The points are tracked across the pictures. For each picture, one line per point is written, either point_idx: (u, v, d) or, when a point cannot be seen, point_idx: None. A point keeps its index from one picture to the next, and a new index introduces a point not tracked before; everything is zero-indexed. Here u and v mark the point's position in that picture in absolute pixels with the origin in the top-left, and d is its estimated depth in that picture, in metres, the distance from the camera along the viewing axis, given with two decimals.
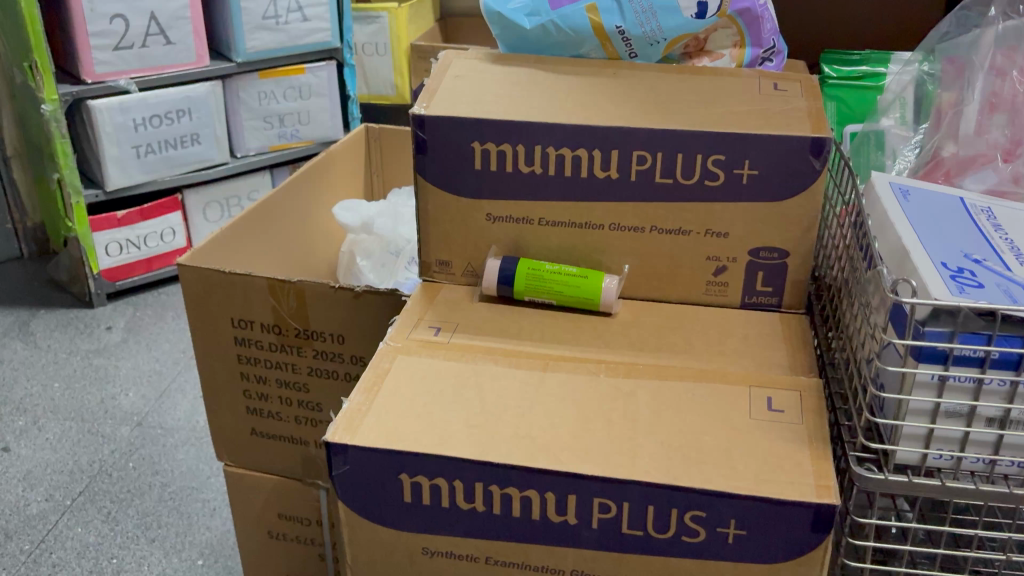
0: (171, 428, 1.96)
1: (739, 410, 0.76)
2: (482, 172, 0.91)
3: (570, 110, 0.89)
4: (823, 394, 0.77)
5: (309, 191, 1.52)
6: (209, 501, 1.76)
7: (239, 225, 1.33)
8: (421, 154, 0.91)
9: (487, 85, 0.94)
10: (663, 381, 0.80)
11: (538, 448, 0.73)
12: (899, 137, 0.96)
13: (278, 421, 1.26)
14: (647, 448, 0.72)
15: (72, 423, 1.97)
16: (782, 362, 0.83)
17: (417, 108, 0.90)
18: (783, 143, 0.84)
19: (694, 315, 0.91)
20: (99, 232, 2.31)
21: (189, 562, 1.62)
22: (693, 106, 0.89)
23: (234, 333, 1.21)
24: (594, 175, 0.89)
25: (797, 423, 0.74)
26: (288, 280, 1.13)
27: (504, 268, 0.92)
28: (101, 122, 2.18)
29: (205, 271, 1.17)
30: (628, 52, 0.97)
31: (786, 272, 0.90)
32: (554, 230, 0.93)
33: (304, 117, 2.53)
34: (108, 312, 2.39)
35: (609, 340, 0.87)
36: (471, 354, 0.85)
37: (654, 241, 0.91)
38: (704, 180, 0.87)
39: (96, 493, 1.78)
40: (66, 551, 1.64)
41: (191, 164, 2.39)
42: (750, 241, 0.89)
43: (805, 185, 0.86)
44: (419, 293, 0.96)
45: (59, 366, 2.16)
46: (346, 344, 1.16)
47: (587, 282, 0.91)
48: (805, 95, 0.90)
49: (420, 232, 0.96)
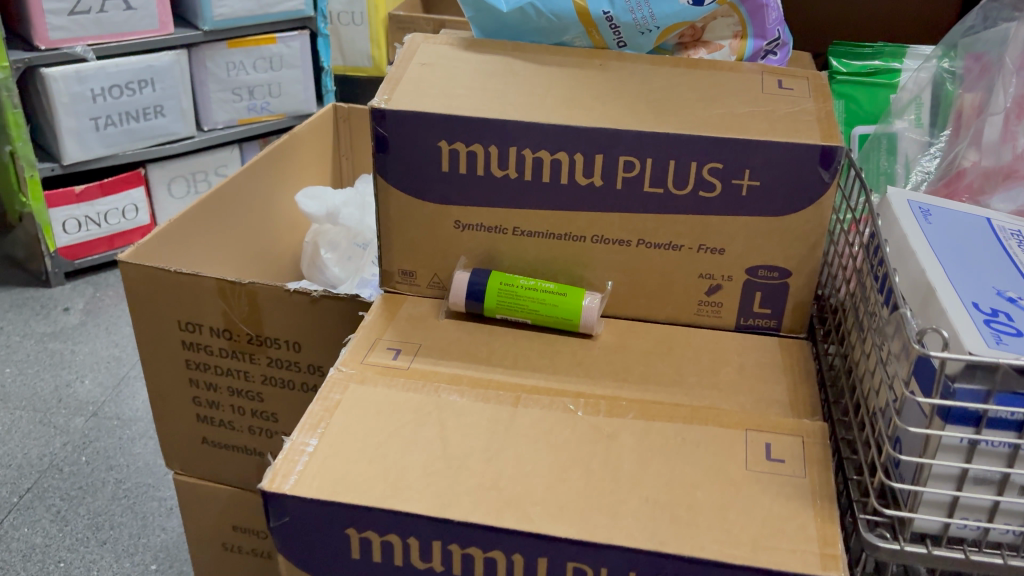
0: (129, 420, 1.85)
1: (734, 458, 0.67)
2: (450, 175, 0.81)
3: (551, 108, 0.79)
4: (828, 441, 0.69)
5: (272, 175, 1.41)
6: (166, 500, 1.67)
7: (194, 214, 1.22)
8: (383, 152, 0.81)
9: (457, 75, 0.84)
10: (650, 421, 0.71)
11: (506, 501, 0.64)
12: (915, 141, 0.87)
13: (231, 430, 1.16)
14: (630, 504, 0.64)
15: (23, 412, 1.87)
16: (783, 399, 0.74)
17: (378, 101, 0.80)
18: (790, 151, 0.74)
19: (685, 339, 0.82)
20: (55, 208, 2.18)
21: (141, 566, 1.53)
22: (688, 106, 0.79)
23: (182, 336, 1.11)
24: (576, 181, 0.79)
25: (799, 477, 0.65)
26: (240, 282, 1.04)
27: (474, 282, 0.82)
28: (56, 92, 2.04)
29: (148, 269, 1.06)
30: (616, 41, 0.86)
31: (786, 294, 0.81)
32: (530, 240, 0.83)
33: (275, 89, 2.41)
34: (66, 293, 2.27)
35: (590, 368, 0.78)
36: (434, 383, 0.76)
37: (641, 256, 0.82)
38: (699, 191, 0.77)
39: (46, 490, 1.68)
40: (11, 553, 1.55)
41: (154, 137, 2.27)
42: (749, 259, 0.80)
43: (812, 198, 0.76)
44: (379, 306, 0.86)
45: (12, 351, 2.05)
46: (303, 352, 1.07)
47: (566, 300, 0.81)
48: (814, 95, 0.81)
49: (381, 238, 0.86)
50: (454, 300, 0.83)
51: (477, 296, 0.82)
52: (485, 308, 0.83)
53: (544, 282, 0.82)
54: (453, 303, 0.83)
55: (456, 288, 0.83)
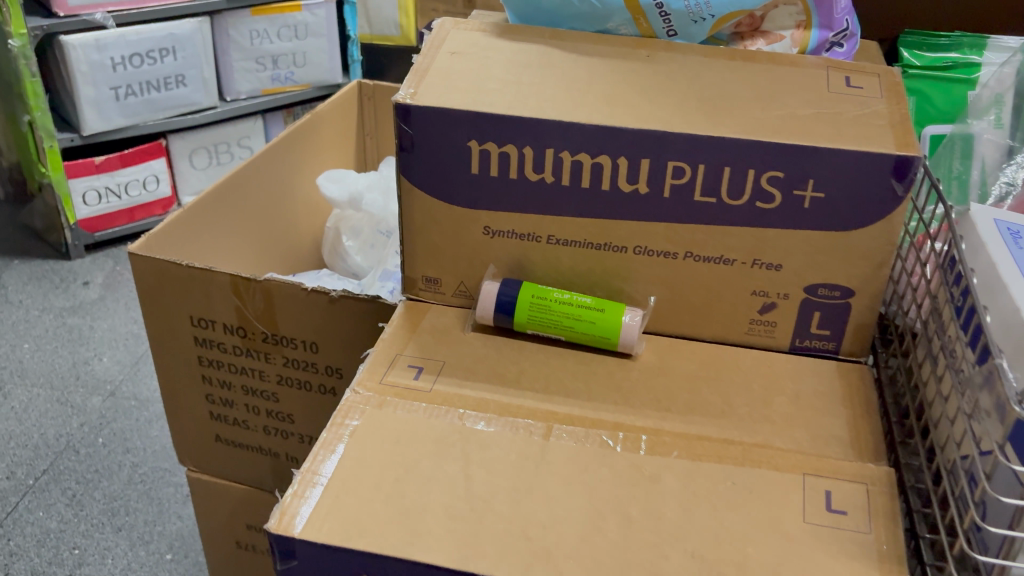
0: (146, 400, 1.82)
1: (790, 508, 0.60)
2: (480, 178, 0.74)
3: (592, 106, 0.72)
4: (897, 490, 0.62)
5: (294, 156, 1.34)
6: (182, 486, 1.63)
7: (211, 201, 1.16)
8: (407, 151, 0.74)
9: (490, 66, 0.77)
10: (696, 462, 0.64)
11: (535, 552, 0.58)
12: (994, 145, 0.79)
13: (246, 430, 1.11)
14: (672, 560, 0.57)
15: (41, 390, 1.83)
16: (843, 437, 0.67)
17: (403, 95, 0.73)
18: (860, 161, 0.67)
19: (733, 361, 0.75)
20: (75, 179, 2.14)
21: (156, 556, 1.49)
22: (745, 105, 0.71)
23: (194, 332, 1.05)
24: (618, 188, 0.72)
25: (864, 533, 0.58)
26: (254, 279, 0.97)
27: (503, 294, 0.76)
28: (75, 61, 1.98)
29: (159, 262, 1.00)
30: (666, 30, 0.78)
31: (847, 316, 0.74)
32: (566, 250, 0.76)
33: (300, 59, 2.33)
34: (86, 266, 2.24)
35: (630, 394, 0.71)
36: (458, 408, 0.69)
37: (688, 270, 0.74)
38: (756, 201, 0.70)
39: (61, 472, 1.64)
40: (25, 538, 1.52)
41: (176, 107, 2.21)
42: (807, 277, 0.72)
43: (882, 214, 0.69)
44: (400, 314, 0.80)
45: (31, 326, 2.02)
46: (320, 353, 1.01)
47: (603, 316, 0.74)
48: (887, 95, 0.73)
49: (404, 242, 0.79)
50: (481, 312, 0.76)
51: (507, 309, 0.75)
52: (515, 323, 0.76)
53: (579, 296, 0.76)
54: (480, 315, 0.76)
55: (482, 300, 0.76)
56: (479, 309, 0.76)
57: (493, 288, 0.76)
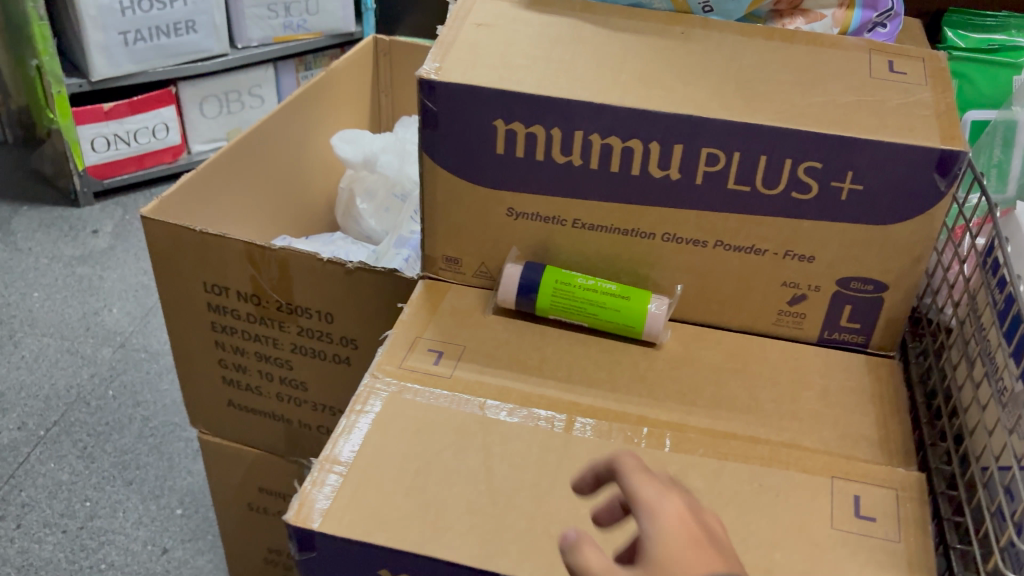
0: (156, 352, 1.81)
1: (817, 512, 0.59)
2: (505, 158, 0.72)
3: (625, 87, 0.69)
4: (928, 498, 0.60)
5: (308, 115, 1.31)
6: (192, 441, 1.63)
7: (225, 161, 1.13)
8: (430, 128, 0.72)
9: (518, 40, 0.74)
10: (722, 461, 0.63)
11: (558, 553, 0.57)
12: None
13: (259, 396, 1.10)
14: None
15: (51, 340, 1.83)
16: (872, 438, 0.65)
17: (428, 70, 0.70)
18: (903, 154, 0.64)
19: (760, 353, 0.73)
20: (84, 125, 2.11)
21: (166, 511, 1.50)
22: (784, 90, 0.69)
23: (207, 298, 1.04)
24: (649, 173, 0.69)
25: (894, 541, 0.57)
26: (270, 247, 0.96)
27: (526, 276, 0.74)
28: (83, 4, 1.94)
29: (173, 226, 0.98)
30: (702, 5, 0.75)
31: (880, 310, 0.72)
32: (592, 234, 0.74)
33: (312, 6, 2.28)
34: (95, 213, 2.22)
35: (654, 386, 0.69)
36: (479, 397, 0.68)
37: (717, 259, 0.72)
38: (792, 192, 0.67)
39: (72, 424, 1.65)
40: (37, 489, 1.53)
41: (186, 54, 2.16)
42: (841, 269, 0.70)
43: (922, 209, 0.66)
44: (420, 294, 0.78)
45: (40, 274, 2.01)
46: (335, 324, 0.99)
47: (628, 304, 0.73)
48: (932, 82, 0.70)
49: (425, 221, 0.77)
50: (502, 295, 0.75)
51: (530, 292, 0.74)
52: (538, 307, 0.74)
53: (604, 282, 0.74)
54: (501, 299, 0.75)
55: (504, 282, 0.74)
56: (501, 292, 0.74)
57: (515, 271, 0.74)
